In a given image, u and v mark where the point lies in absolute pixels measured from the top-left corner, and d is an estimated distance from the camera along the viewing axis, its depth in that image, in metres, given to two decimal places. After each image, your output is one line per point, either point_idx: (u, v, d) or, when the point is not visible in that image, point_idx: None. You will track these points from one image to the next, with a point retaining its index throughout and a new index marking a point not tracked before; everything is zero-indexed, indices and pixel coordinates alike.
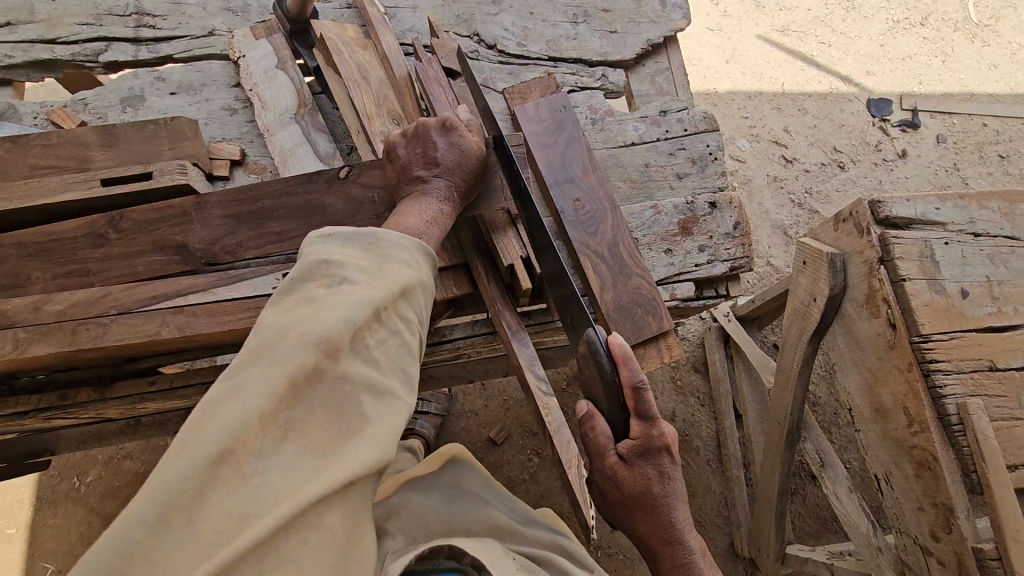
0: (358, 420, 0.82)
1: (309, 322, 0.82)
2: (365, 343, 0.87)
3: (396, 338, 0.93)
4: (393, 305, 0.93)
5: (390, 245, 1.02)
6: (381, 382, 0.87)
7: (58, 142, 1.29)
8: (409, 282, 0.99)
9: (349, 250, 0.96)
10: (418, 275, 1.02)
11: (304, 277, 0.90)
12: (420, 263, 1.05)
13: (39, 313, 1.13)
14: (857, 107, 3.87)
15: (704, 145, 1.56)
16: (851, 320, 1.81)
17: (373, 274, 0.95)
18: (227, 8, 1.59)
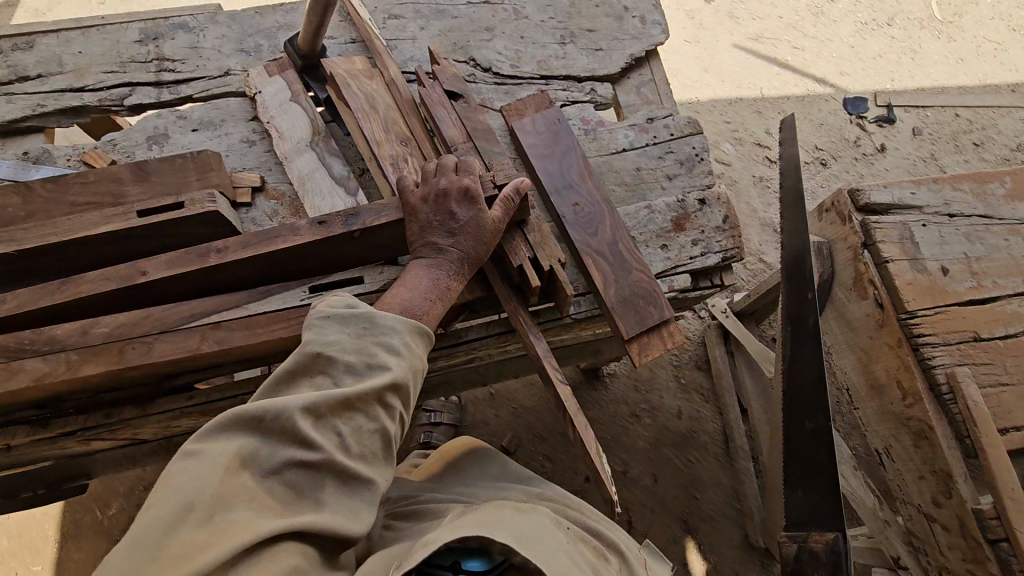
0: (319, 505, 0.89)
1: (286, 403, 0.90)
2: (337, 433, 0.94)
3: (373, 429, 0.98)
4: (375, 395, 0.98)
5: (383, 327, 1.06)
6: (350, 464, 0.94)
7: (95, 180, 1.40)
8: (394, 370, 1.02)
9: (346, 333, 1.04)
10: (408, 361, 1.05)
11: (298, 364, 0.99)
12: (415, 348, 1.09)
13: (87, 335, 1.21)
14: (834, 106, 4.03)
15: (690, 147, 1.68)
16: (842, 304, 1.92)
17: (358, 362, 1.01)
18: (241, 49, 1.72)
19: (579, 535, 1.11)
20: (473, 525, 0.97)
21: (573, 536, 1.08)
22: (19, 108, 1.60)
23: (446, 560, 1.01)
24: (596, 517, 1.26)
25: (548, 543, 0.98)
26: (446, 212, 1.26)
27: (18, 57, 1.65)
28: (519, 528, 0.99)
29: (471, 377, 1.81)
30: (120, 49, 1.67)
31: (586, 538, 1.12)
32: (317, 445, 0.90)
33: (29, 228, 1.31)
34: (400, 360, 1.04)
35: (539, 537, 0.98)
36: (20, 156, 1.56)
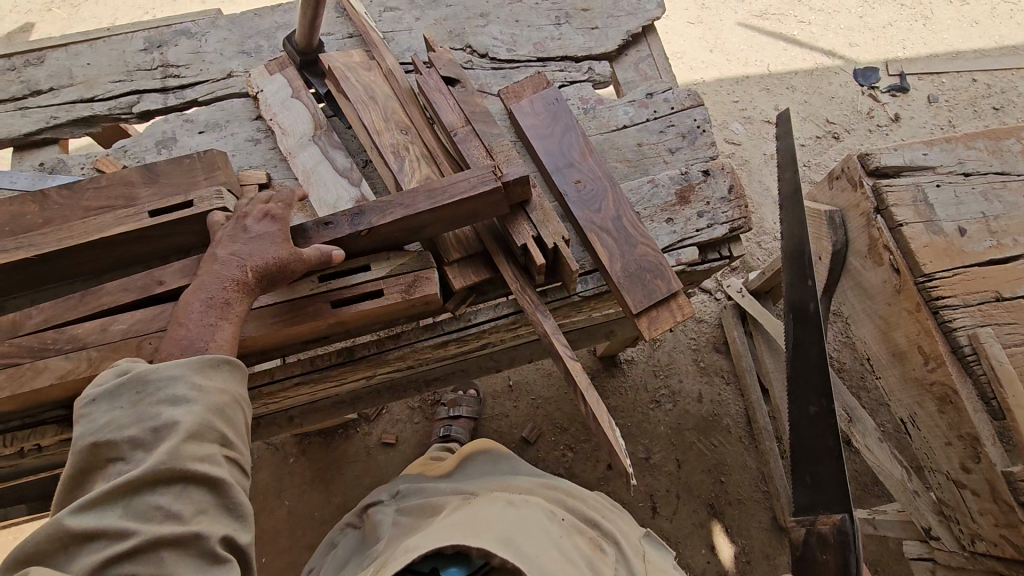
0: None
1: (70, 515, 0.89)
2: (153, 508, 0.91)
3: (190, 484, 0.95)
4: (173, 460, 0.93)
5: (157, 383, 1.00)
6: (189, 525, 0.92)
7: (108, 184, 1.44)
8: (199, 424, 0.98)
9: (113, 409, 0.99)
10: (202, 404, 1.00)
11: (93, 460, 0.95)
12: (210, 384, 1.03)
13: (106, 332, 1.25)
14: (844, 79, 3.95)
15: (691, 119, 1.67)
16: (857, 272, 1.89)
17: (146, 432, 0.96)
18: (242, 50, 1.75)
19: (574, 529, 1.19)
20: (460, 533, 1.06)
21: (568, 530, 1.17)
22: (33, 121, 1.66)
23: (426, 566, 1.09)
24: (594, 506, 1.32)
25: (535, 539, 1.08)
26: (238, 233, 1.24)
27: (30, 72, 1.71)
28: (509, 536, 1.06)
29: (484, 363, 1.81)
30: (126, 59, 1.72)
31: (581, 532, 1.20)
32: (128, 531, 0.88)
33: (47, 233, 1.35)
34: (198, 406, 0.99)
35: (523, 540, 1.06)
36: (38, 167, 1.62)
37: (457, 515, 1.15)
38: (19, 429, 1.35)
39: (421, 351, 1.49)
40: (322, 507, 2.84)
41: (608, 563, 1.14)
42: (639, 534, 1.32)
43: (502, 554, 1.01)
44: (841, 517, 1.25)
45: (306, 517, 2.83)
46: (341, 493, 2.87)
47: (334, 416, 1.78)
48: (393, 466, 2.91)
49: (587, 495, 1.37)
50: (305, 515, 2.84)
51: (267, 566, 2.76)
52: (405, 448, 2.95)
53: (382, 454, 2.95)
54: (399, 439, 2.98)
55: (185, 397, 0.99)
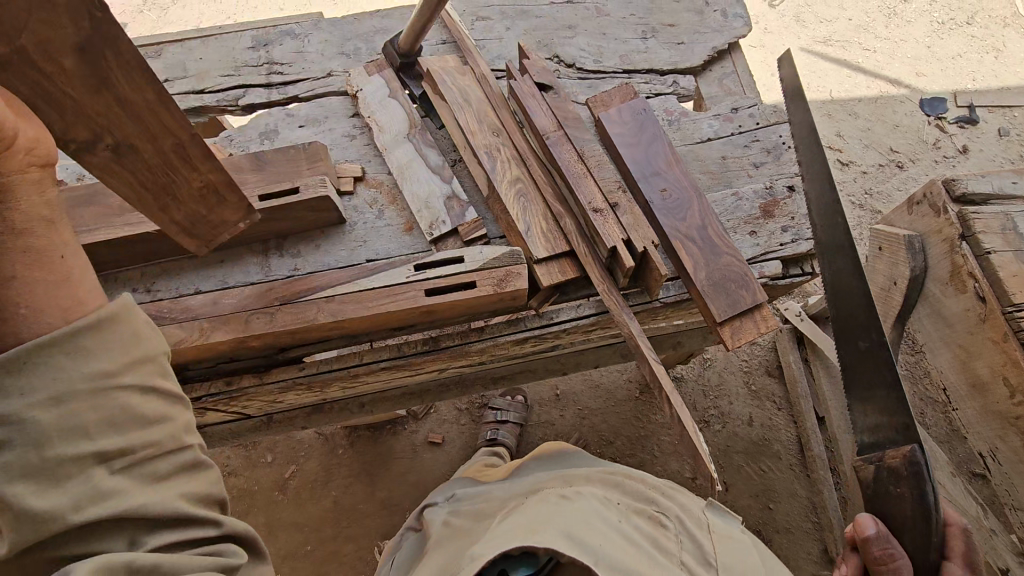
0: None
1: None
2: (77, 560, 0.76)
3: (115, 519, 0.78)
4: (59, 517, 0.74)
5: None
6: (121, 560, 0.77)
7: (220, 169, 1.52)
8: (41, 467, 0.73)
9: None
10: (42, 434, 0.73)
11: None
12: (44, 382, 0.73)
13: (218, 305, 1.32)
14: (910, 108, 3.89)
15: (776, 135, 1.68)
16: (937, 299, 1.85)
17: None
18: (341, 52, 1.85)
19: (631, 510, 1.12)
20: (519, 533, 0.97)
21: (626, 514, 1.10)
22: None
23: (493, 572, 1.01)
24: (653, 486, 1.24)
25: (596, 530, 1.00)
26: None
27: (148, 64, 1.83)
28: (570, 530, 0.97)
29: (551, 365, 1.84)
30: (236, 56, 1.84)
31: (641, 511, 1.13)
32: None
33: None
34: (27, 449, 0.72)
35: (584, 529, 0.98)
36: None
37: (513, 516, 1.06)
38: None
39: (501, 347, 1.52)
40: (367, 500, 2.88)
41: (672, 540, 1.07)
42: (703, 504, 1.24)
43: (571, 552, 0.92)
44: (912, 447, 1.21)
45: (352, 509, 2.88)
46: (387, 488, 2.90)
47: (403, 406, 1.83)
48: (438, 467, 2.94)
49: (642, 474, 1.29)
50: (351, 507, 2.88)
51: (310, 554, 2.80)
52: (451, 449, 2.99)
53: (428, 453, 2.98)
54: (445, 439, 3.01)
55: (12, 440, 0.72)
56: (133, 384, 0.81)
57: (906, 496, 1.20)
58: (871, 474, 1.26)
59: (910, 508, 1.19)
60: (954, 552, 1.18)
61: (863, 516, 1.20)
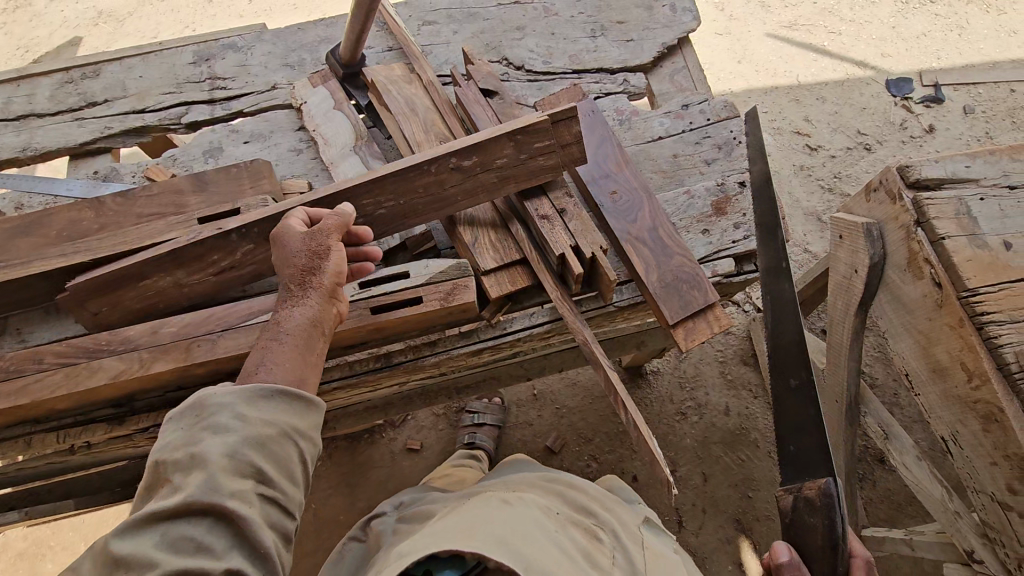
0: None
1: (128, 526, 0.85)
2: (184, 539, 0.86)
3: (227, 523, 0.89)
4: (208, 491, 0.88)
5: (209, 410, 0.95)
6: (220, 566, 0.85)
7: (159, 193, 1.49)
8: (230, 457, 0.92)
9: (171, 436, 0.94)
10: (245, 434, 0.94)
11: (150, 487, 0.93)
12: (254, 414, 0.97)
13: (157, 334, 1.29)
14: (877, 89, 3.90)
15: (727, 131, 1.67)
16: (896, 285, 1.86)
17: (187, 457, 0.91)
18: (285, 63, 1.81)
19: (569, 521, 1.12)
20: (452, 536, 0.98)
21: (563, 523, 1.10)
22: (89, 131, 1.73)
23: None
24: (592, 495, 1.25)
25: (531, 539, 1.00)
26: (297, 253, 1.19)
27: (87, 85, 1.79)
28: (502, 537, 0.98)
29: (515, 371, 1.82)
30: (176, 72, 1.79)
31: (578, 522, 1.14)
32: (156, 561, 0.83)
33: (103, 238, 1.40)
34: (236, 440, 0.93)
35: (516, 536, 0.99)
36: (92, 175, 1.69)
37: (451, 518, 1.06)
38: (71, 426, 1.39)
39: (457, 359, 1.50)
40: (347, 511, 2.86)
41: (608, 556, 1.07)
42: (639, 520, 1.27)
43: (493, 556, 0.93)
44: (827, 478, 1.20)
45: (330, 523, 2.84)
46: (366, 498, 2.88)
47: (367, 421, 1.80)
48: (417, 474, 2.92)
49: (587, 483, 1.29)
50: (331, 519, 2.86)
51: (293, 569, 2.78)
52: (430, 455, 2.97)
53: (407, 460, 2.97)
54: (424, 445, 3.00)
55: (227, 430, 0.94)
56: (304, 443, 1.01)
57: (820, 527, 1.18)
58: (788, 503, 1.24)
59: (822, 538, 1.17)
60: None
61: (779, 544, 1.18)
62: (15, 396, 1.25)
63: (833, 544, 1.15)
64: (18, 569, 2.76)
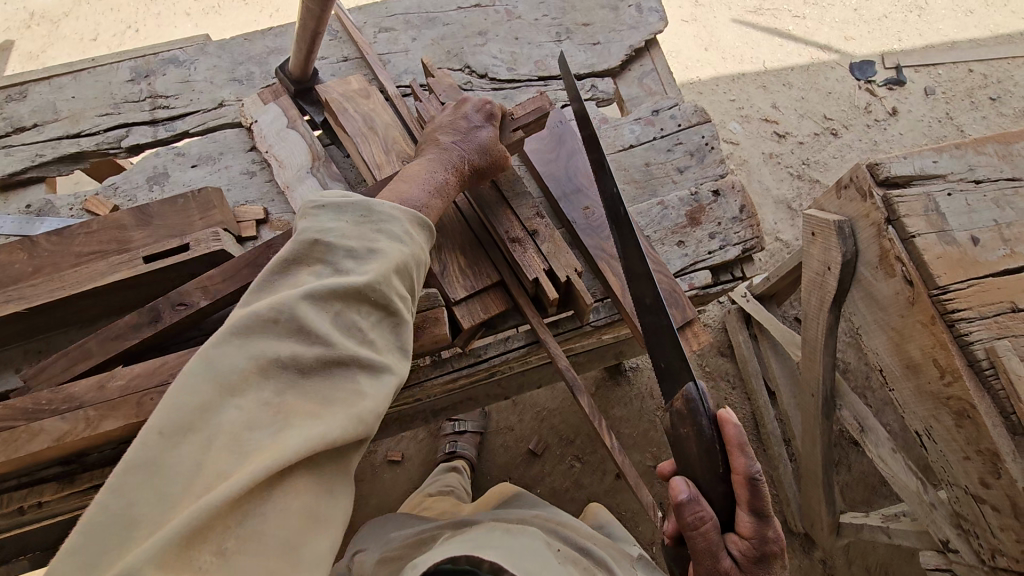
0: (349, 388, 0.85)
1: (307, 293, 0.88)
2: (345, 323, 0.91)
3: (384, 318, 0.96)
4: (387, 282, 0.95)
5: (381, 217, 1.04)
6: (372, 361, 0.90)
7: (99, 229, 1.38)
8: (394, 264, 0.98)
9: (341, 225, 1.00)
10: (411, 250, 1.03)
11: (298, 264, 0.95)
12: (415, 238, 1.07)
13: (105, 389, 1.20)
14: (841, 74, 3.92)
15: (699, 136, 1.63)
16: (868, 283, 1.86)
17: (364, 249, 0.98)
18: (233, 78, 1.70)
19: (569, 560, 1.07)
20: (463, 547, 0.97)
21: (563, 560, 1.05)
22: (18, 160, 1.60)
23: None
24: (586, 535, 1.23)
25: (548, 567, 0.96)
26: (458, 117, 1.35)
27: (13, 109, 1.65)
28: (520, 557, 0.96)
29: (493, 390, 1.78)
30: (112, 91, 1.66)
31: (579, 563, 1.08)
32: (330, 334, 0.87)
33: (38, 284, 1.29)
34: (399, 252, 1.01)
35: (528, 559, 0.97)
36: (24, 209, 1.56)
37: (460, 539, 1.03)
38: (19, 488, 1.29)
39: (433, 388, 1.45)
40: None
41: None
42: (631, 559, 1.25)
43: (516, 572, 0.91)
44: (689, 382, 0.96)
45: None
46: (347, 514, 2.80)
47: None
48: (399, 486, 2.87)
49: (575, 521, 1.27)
50: None
51: None
52: (411, 465, 2.92)
53: (389, 472, 2.92)
54: (404, 456, 2.94)
55: (389, 239, 1.02)
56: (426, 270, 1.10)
57: (692, 437, 0.95)
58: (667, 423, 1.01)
59: (698, 448, 0.95)
60: (739, 499, 0.93)
61: (675, 478, 0.94)
62: None
63: (711, 448, 0.93)
64: None
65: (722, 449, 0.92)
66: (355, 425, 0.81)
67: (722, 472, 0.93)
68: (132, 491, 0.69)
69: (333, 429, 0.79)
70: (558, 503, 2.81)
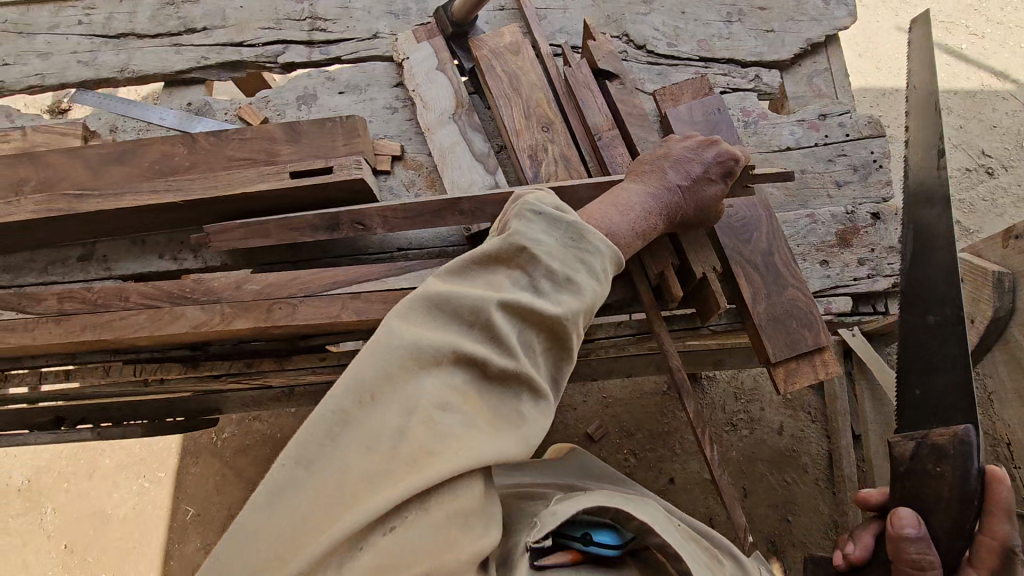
0: (517, 418, 0.79)
1: (500, 302, 0.81)
2: (527, 347, 0.83)
3: (561, 350, 0.86)
4: (578, 319, 0.85)
5: (592, 244, 0.91)
6: (543, 393, 0.82)
7: (252, 137, 1.43)
8: (589, 299, 0.88)
9: (549, 235, 0.89)
10: (608, 290, 0.91)
11: (496, 261, 0.87)
12: (612, 273, 0.94)
13: (240, 290, 1.25)
14: (1013, 106, 3.48)
15: (867, 151, 1.48)
16: (1019, 346, 1.66)
17: (565, 273, 0.87)
18: (390, 11, 1.70)
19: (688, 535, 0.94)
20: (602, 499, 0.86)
21: (688, 537, 0.92)
22: (186, 60, 1.68)
23: (576, 530, 0.85)
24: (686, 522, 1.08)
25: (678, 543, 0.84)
26: (693, 160, 1.20)
27: (187, 9, 1.72)
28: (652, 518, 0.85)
29: (582, 370, 1.74)
30: (277, 6, 1.70)
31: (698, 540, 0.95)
32: (514, 355, 0.80)
33: (194, 179, 1.36)
34: (596, 287, 0.89)
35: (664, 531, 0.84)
36: (184, 106, 1.65)
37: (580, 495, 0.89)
38: (147, 362, 1.39)
39: None
40: None
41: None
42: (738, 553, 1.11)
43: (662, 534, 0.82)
44: (966, 425, 0.93)
45: None
46: None
47: None
48: None
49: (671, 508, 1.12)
50: None
51: None
52: None
53: None
54: None
55: (590, 265, 0.90)
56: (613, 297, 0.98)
57: (949, 479, 0.93)
58: (908, 451, 0.98)
59: (950, 491, 0.92)
60: (981, 563, 0.90)
61: (905, 510, 0.92)
62: (98, 330, 1.24)
63: (966, 500, 0.91)
64: (79, 462, 2.89)
65: (977, 503, 0.90)
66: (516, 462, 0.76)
67: (957, 522, 0.91)
68: (306, 460, 0.69)
69: (502, 456, 0.74)
70: None
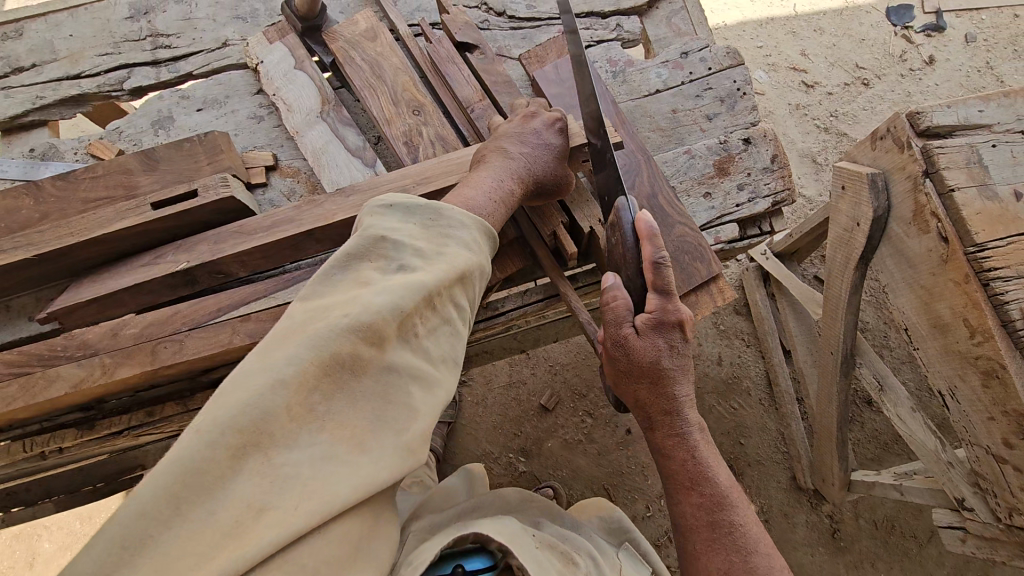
0: (404, 412, 0.79)
1: (369, 293, 0.81)
2: (409, 330, 0.83)
3: (444, 327, 0.89)
4: (451, 287, 0.89)
5: (450, 219, 0.98)
6: (429, 377, 0.84)
7: (104, 173, 1.33)
8: (458, 266, 0.91)
9: (406, 222, 0.95)
10: (478, 256, 0.97)
11: (360, 256, 0.88)
12: (480, 244, 0.99)
13: (118, 337, 1.18)
14: (876, 18, 3.70)
15: (730, 81, 1.53)
16: (899, 239, 1.78)
17: (429, 250, 0.92)
18: (236, 15, 1.61)
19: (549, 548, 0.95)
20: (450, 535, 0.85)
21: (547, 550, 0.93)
22: (18, 102, 1.54)
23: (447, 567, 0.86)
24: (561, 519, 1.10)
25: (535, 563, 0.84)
26: (527, 129, 1.23)
27: (9, 47, 1.57)
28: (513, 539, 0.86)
29: (508, 344, 1.75)
30: (110, 28, 1.58)
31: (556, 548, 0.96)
32: (389, 342, 0.80)
33: (45, 231, 1.26)
34: (466, 257, 0.94)
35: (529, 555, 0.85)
36: (27, 153, 1.52)
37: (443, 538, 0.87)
38: (40, 433, 1.30)
39: None
40: None
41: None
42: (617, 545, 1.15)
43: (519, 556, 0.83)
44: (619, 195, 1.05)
45: None
46: None
47: None
48: None
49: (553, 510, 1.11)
50: None
51: None
52: None
53: None
54: None
55: (454, 241, 0.96)
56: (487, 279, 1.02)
57: (618, 240, 1.04)
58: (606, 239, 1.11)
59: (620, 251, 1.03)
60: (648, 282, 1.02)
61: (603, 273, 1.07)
62: None
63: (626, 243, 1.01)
64: (15, 552, 2.70)
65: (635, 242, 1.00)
66: (404, 457, 0.76)
67: (636, 261, 1.01)
68: (157, 510, 0.65)
69: (387, 463, 0.74)
70: (569, 456, 2.84)
